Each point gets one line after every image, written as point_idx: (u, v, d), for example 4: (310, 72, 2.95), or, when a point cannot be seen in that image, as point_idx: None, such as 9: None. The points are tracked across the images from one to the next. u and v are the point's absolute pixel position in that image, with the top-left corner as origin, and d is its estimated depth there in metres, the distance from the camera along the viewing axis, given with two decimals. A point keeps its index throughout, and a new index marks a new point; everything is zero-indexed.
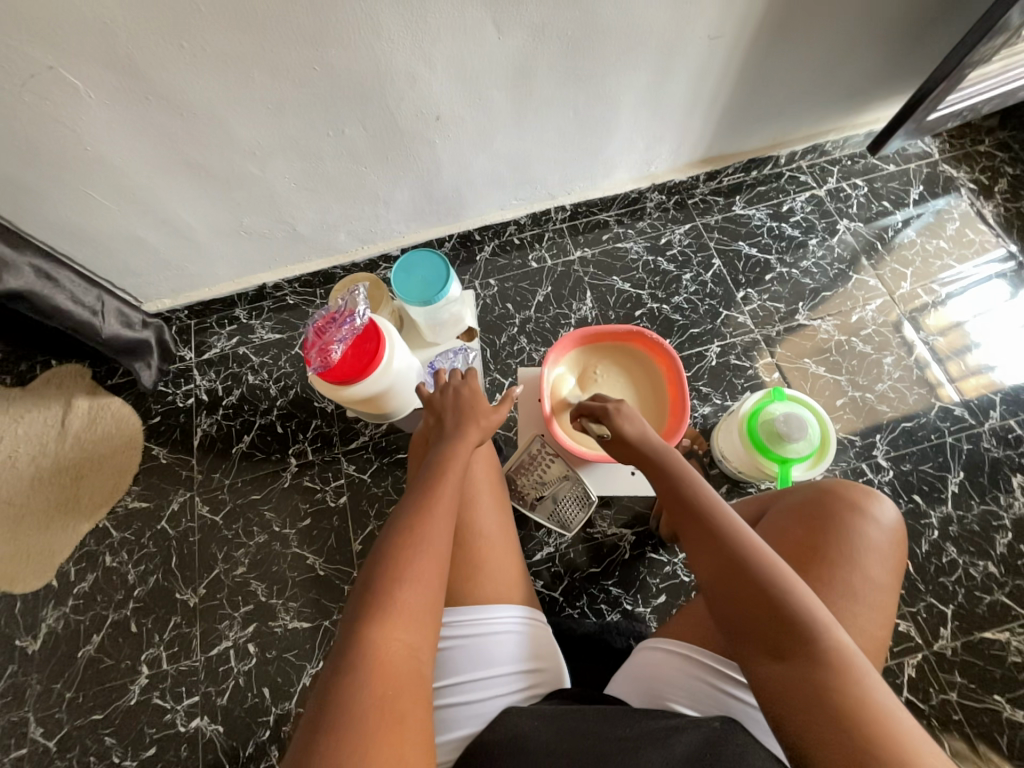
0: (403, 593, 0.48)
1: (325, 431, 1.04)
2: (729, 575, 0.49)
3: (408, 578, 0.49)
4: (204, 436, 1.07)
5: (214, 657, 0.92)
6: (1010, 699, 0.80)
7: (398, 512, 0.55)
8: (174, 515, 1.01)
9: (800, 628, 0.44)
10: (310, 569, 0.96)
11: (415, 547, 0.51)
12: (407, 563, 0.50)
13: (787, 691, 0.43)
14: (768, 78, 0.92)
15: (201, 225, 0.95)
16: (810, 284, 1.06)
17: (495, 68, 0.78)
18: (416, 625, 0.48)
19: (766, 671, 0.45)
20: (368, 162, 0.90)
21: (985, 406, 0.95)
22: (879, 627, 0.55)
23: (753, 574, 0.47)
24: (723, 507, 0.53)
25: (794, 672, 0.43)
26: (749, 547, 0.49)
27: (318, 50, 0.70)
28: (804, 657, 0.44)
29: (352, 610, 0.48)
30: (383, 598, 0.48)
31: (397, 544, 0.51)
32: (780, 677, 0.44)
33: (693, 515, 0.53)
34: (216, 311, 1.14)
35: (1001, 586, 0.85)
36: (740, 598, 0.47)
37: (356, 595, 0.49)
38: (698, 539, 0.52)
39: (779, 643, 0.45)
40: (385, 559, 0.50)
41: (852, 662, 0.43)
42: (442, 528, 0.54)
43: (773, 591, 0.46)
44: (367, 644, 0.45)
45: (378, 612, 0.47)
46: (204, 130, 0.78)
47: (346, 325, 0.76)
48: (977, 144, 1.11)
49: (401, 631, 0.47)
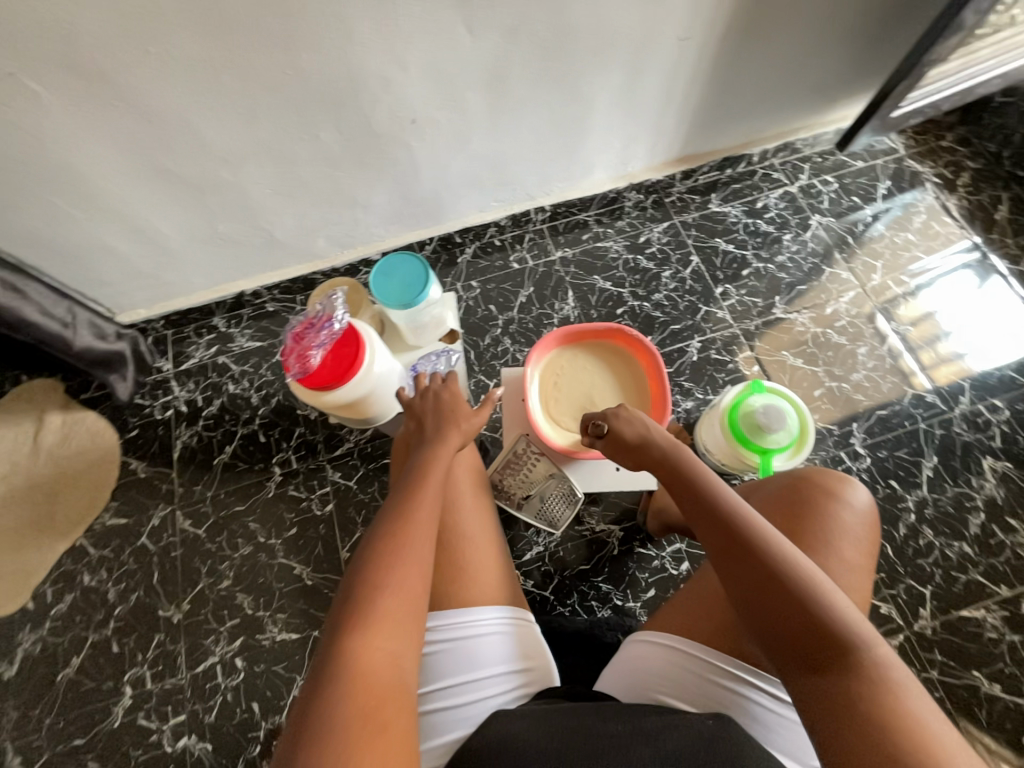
0: (386, 604, 0.48)
1: (309, 439, 1.03)
2: (766, 588, 0.47)
3: (391, 588, 0.49)
4: (184, 448, 1.05)
5: (200, 674, 0.90)
6: (988, 674, 0.82)
7: (378, 521, 0.54)
8: (154, 530, 0.99)
9: (839, 643, 0.44)
10: (297, 579, 0.94)
11: (396, 556, 0.51)
12: (389, 573, 0.50)
13: (827, 705, 0.43)
14: (738, 77, 0.94)
15: (175, 233, 0.94)
16: (786, 278, 1.09)
17: (469, 70, 0.79)
18: (398, 634, 0.47)
19: (804, 684, 0.45)
20: (344, 166, 0.89)
21: (956, 392, 0.98)
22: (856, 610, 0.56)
23: (790, 587, 0.47)
24: (753, 516, 0.51)
25: (833, 688, 0.43)
26: (784, 559, 0.48)
27: (289, 54, 0.70)
28: (843, 669, 0.44)
29: (332, 622, 0.47)
30: (364, 609, 0.47)
31: (378, 552, 0.51)
32: (819, 692, 0.44)
33: (723, 527, 0.52)
34: (193, 319, 1.12)
35: (976, 565, 0.88)
36: (781, 614, 0.46)
37: (337, 606, 0.48)
38: (728, 551, 0.50)
39: (820, 659, 0.44)
40: (367, 569, 0.50)
41: (888, 673, 0.43)
42: (425, 535, 0.53)
43: (808, 603, 0.46)
44: (349, 656, 0.44)
45: (360, 623, 0.46)
46: (174, 136, 0.77)
47: (324, 330, 0.75)
48: (940, 139, 1.15)
49: (383, 642, 0.46)
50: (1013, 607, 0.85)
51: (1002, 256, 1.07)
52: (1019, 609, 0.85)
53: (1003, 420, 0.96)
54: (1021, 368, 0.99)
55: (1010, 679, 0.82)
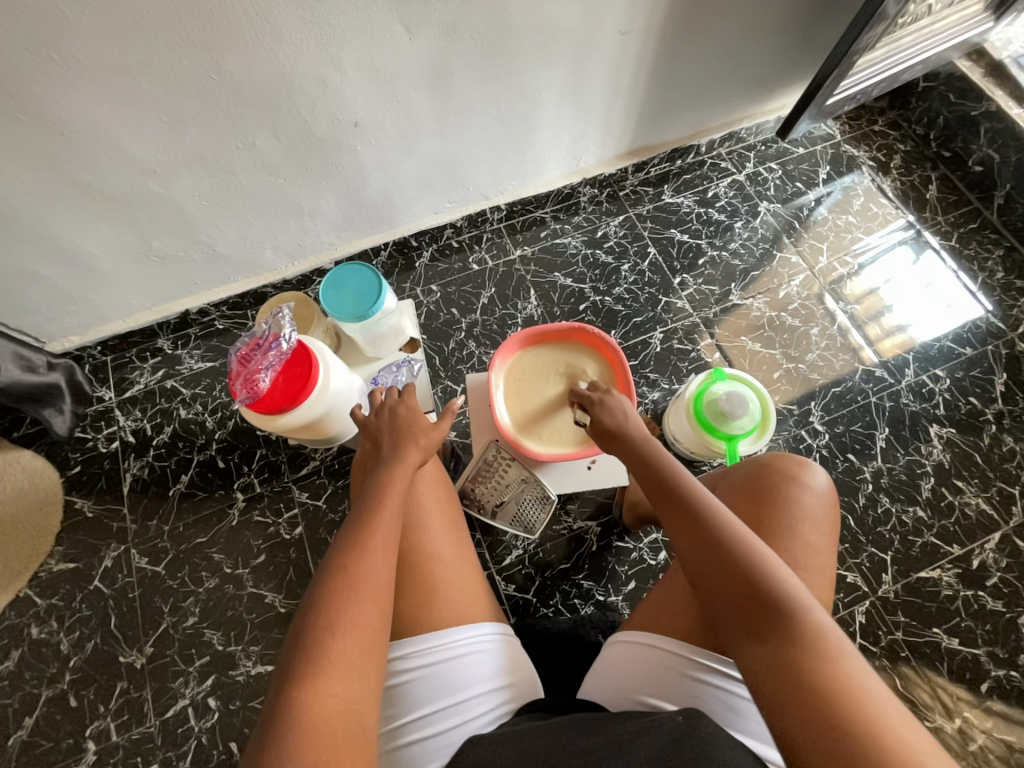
0: (338, 643, 0.47)
1: (272, 460, 0.98)
2: (715, 563, 0.50)
3: (343, 625, 0.48)
4: (134, 481, 0.98)
5: (171, 719, 0.85)
6: (947, 629, 0.87)
7: (331, 553, 0.53)
8: (108, 572, 0.93)
9: (780, 612, 0.46)
10: (269, 608, 0.90)
11: (348, 591, 0.49)
12: (341, 610, 0.48)
13: (767, 670, 0.44)
14: (679, 70, 0.95)
15: (105, 253, 0.87)
16: (740, 265, 1.12)
17: (409, 69, 0.76)
18: (353, 674, 0.46)
19: (752, 655, 0.46)
20: (286, 173, 0.85)
21: (901, 365, 1.03)
22: (822, 590, 0.58)
23: (736, 560, 0.49)
24: (706, 496, 0.54)
25: (778, 656, 0.44)
26: (734, 537, 0.50)
27: (214, 58, 0.65)
28: (781, 636, 0.45)
29: (283, 667, 0.46)
30: (314, 652, 0.46)
31: (330, 588, 0.49)
32: (760, 657, 0.45)
33: (682, 508, 0.54)
34: (135, 343, 1.05)
35: (930, 528, 0.93)
36: (728, 584, 0.49)
37: (287, 648, 0.47)
38: (683, 529, 0.53)
39: (764, 628, 0.46)
40: (318, 607, 0.48)
41: (829, 641, 0.44)
42: (380, 565, 0.52)
43: (752, 575, 0.48)
44: (298, 703, 0.43)
45: (310, 668, 0.45)
46: (92, 149, 0.71)
47: (272, 351, 0.71)
48: (872, 124, 1.20)
49: (335, 685, 0.45)
50: (965, 564, 0.91)
51: (935, 233, 1.13)
52: (971, 565, 0.91)
53: (945, 389, 1.01)
54: (958, 339, 1.05)
55: (966, 632, 0.87)
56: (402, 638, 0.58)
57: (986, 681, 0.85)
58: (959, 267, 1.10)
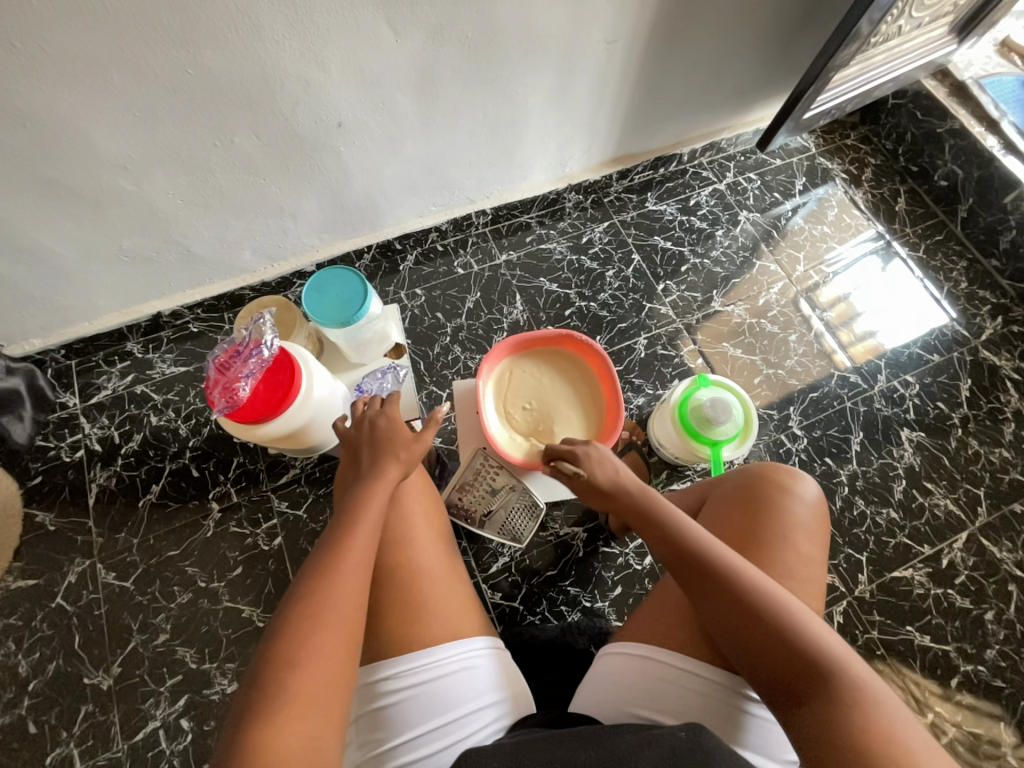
0: (300, 678, 0.45)
1: (249, 468, 0.95)
2: (748, 630, 0.50)
3: (307, 658, 0.46)
4: (101, 491, 0.94)
5: (140, 742, 0.80)
6: (919, 627, 0.90)
7: (300, 579, 0.51)
8: (71, 588, 0.88)
9: (814, 673, 0.47)
10: (247, 623, 0.87)
11: (313, 623, 0.48)
12: (305, 644, 0.47)
13: (816, 737, 0.45)
14: (664, 80, 0.96)
15: (71, 253, 0.83)
16: (721, 272, 1.14)
17: (395, 70, 0.75)
18: (313, 710, 0.45)
19: (794, 720, 0.47)
20: (265, 172, 0.82)
21: (874, 371, 1.07)
22: (814, 601, 0.59)
23: (766, 619, 0.49)
24: (718, 547, 0.54)
25: (817, 718, 0.46)
26: (760, 594, 0.51)
27: (190, 51, 0.63)
28: (823, 696, 0.46)
29: (242, 703, 0.45)
30: (274, 688, 0.45)
31: (294, 619, 0.48)
32: (808, 725, 0.46)
33: (699, 565, 0.54)
34: (102, 346, 1.00)
35: (903, 529, 0.96)
36: (761, 647, 0.49)
37: (248, 683, 0.46)
38: (702, 586, 0.53)
39: (801, 691, 0.47)
40: (282, 639, 0.47)
41: (867, 694, 0.46)
42: (351, 594, 0.50)
43: (785, 639, 0.48)
44: (253, 745, 0.42)
45: (268, 705, 0.44)
46: (57, 144, 0.67)
47: (253, 358, 0.69)
48: (845, 138, 1.24)
49: (294, 723, 0.44)
50: (935, 563, 0.94)
51: (903, 244, 1.17)
52: (940, 564, 0.94)
53: (915, 394, 1.05)
54: (926, 346, 1.09)
55: (937, 629, 0.90)
56: (387, 658, 0.57)
57: (956, 676, 0.88)
58: (926, 276, 1.15)
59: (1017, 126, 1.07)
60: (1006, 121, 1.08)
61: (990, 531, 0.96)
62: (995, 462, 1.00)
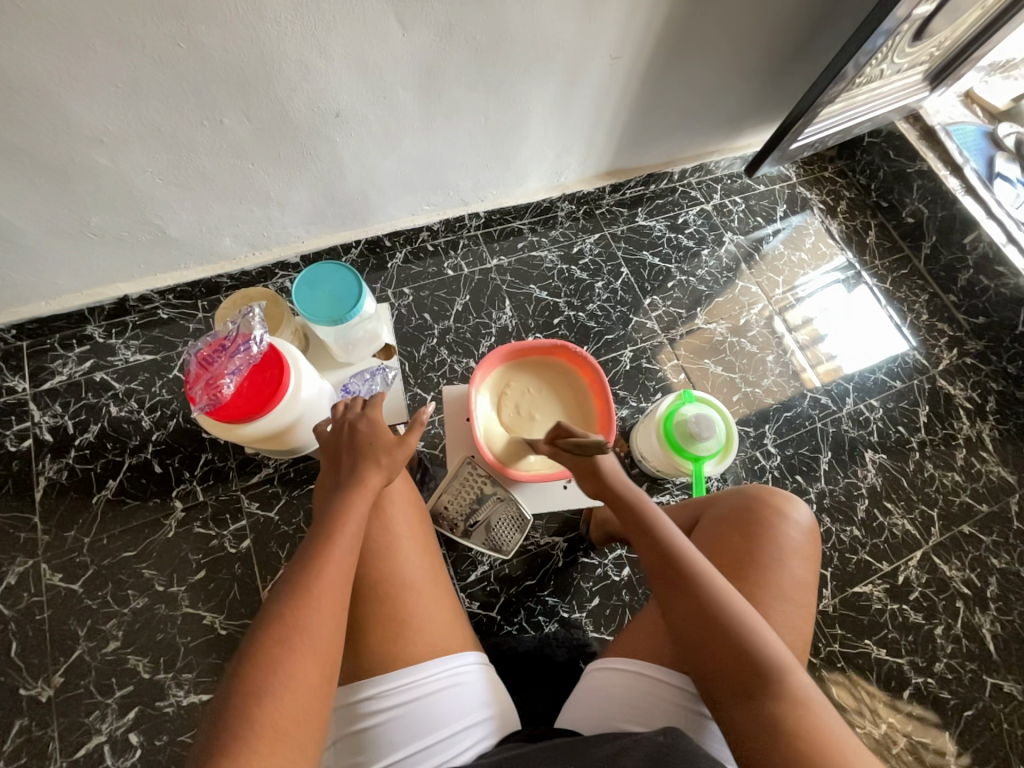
0: (268, 708, 0.43)
1: (218, 466, 0.90)
2: (700, 618, 0.51)
3: (277, 687, 0.44)
4: (49, 486, 0.87)
5: (81, 759, 0.74)
6: (876, 640, 0.95)
7: (272, 600, 0.48)
8: (10, 591, 0.81)
9: (762, 669, 0.48)
10: (208, 630, 0.82)
11: (284, 648, 0.45)
12: (274, 669, 0.44)
13: (754, 732, 0.46)
14: (662, 100, 0.98)
15: (31, 226, 0.77)
16: (704, 290, 1.17)
17: (399, 65, 0.73)
18: (283, 745, 0.42)
19: (738, 716, 0.47)
20: (255, 157, 0.79)
21: (842, 394, 1.12)
22: (805, 624, 0.62)
23: (723, 623, 0.50)
24: (694, 552, 0.56)
25: (761, 714, 0.46)
26: (721, 601, 0.52)
27: (183, 24, 0.59)
28: (768, 697, 0.47)
29: (207, 737, 0.42)
30: (241, 720, 0.42)
31: (264, 644, 0.45)
32: (746, 720, 0.47)
33: (673, 570, 0.55)
34: (58, 329, 0.93)
35: (864, 546, 1.01)
36: (711, 638, 0.50)
37: (214, 715, 0.43)
38: (673, 588, 0.54)
39: (747, 688, 0.48)
40: (250, 665, 0.44)
41: (809, 698, 0.47)
42: (324, 616, 0.48)
43: (736, 631, 0.50)
44: None
45: (233, 740, 0.41)
46: (28, 107, 0.62)
47: (239, 353, 0.66)
48: (824, 170, 1.31)
49: (264, 757, 0.41)
50: (892, 579, 0.99)
51: (871, 274, 1.24)
52: (897, 580, 0.99)
53: (878, 417, 1.11)
54: (890, 372, 1.15)
55: (892, 643, 0.95)
56: (370, 676, 0.55)
57: (907, 688, 0.93)
58: (890, 305, 1.21)
59: (978, 172, 1.15)
60: (969, 167, 1.15)
61: (941, 550, 1.02)
62: (948, 485, 1.07)
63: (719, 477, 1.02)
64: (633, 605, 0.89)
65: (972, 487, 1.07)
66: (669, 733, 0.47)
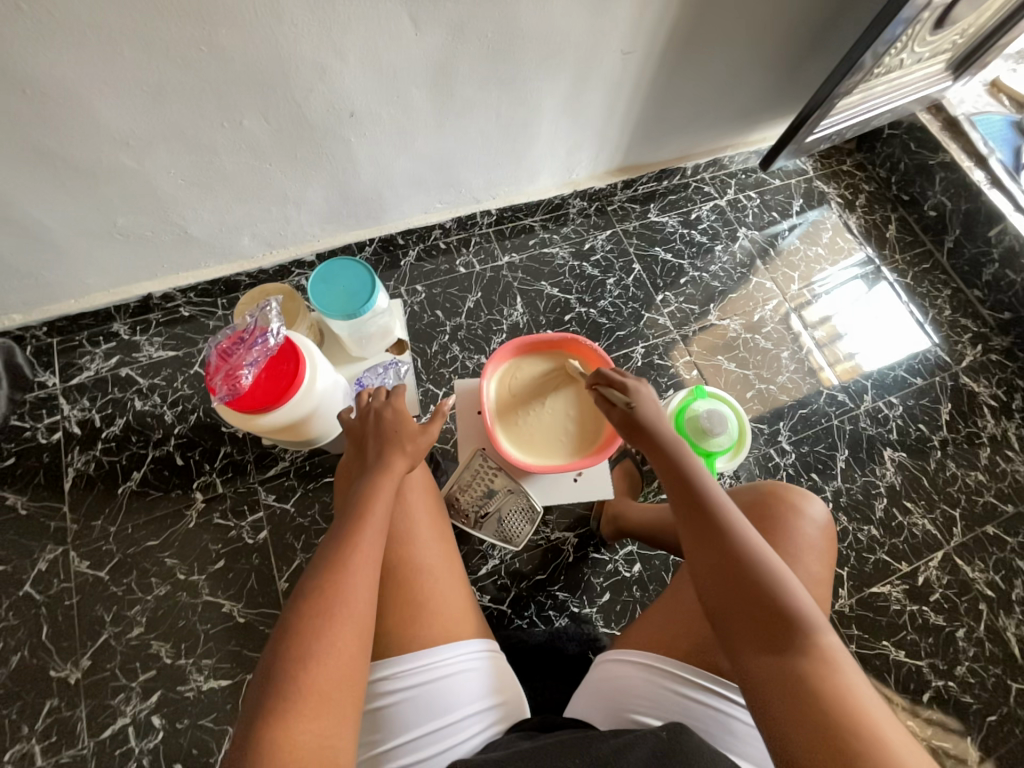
0: (312, 674, 0.45)
1: (237, 459, 0.92)
2: (724, 570, 0.51)
3: (319, 653, 0.45)
4: (78, 477, 0.90)
5: (107, 740, 0.77)
6: (895, 642, 0.93)
7: (309, 575, 0.50)
8: (40, 577, 0.84)
9: (784, 619, 0.48)
10: (227, 618, 0.84)
11: (325, 616, 0.47)
12: (316, 638, 0.46)
13: (773, 680, 0.45)
14: (674, 94, 0.98)
15: (61, 226, 0.80)
16: (718, 286, 1.16)
17: (413, 65, 0.74)
18: (327, 709, 0.44)
19: (758, 664, 0.47)
20: (272, 158, 0.81)
21: (860, 391, 1.10)
22: None
23: (750, 576, 0.50)
24: (728, 506, 0.55)
25: (784, 664, 0.46)
26: (749, 551, 0.51)
27: (206, 29, 0.61)
28: (793, 649, 0.46)
29: (254, 698, 0.44)
30: (286, 683, 0.44)
31: (304, 614, 0.47)
32: (770, 669, 0.46)
33: (705, 522, 0.54)
34: (86, 326, 0.97)
35: (882, 546, 0.99)
36: (734, 588, 0.50)
37: (260, 679, 0.45)
38: (700, 538, 0.54)
39: (771, 639, 0.47)
40: (292, 634, 0.46)
41: (832, 654, 0.46)
42: (361, 587, 0.50)
43: (764, 583, 0.49)
44: (269, 739, 0.41)
45: (282, 703, 0.43)
46: (58, 111, 0.65)
47: (257, 345, 0.68)
48: (842, 164, 1.28)
49: (309, 719, 0.43)
50: (911, 580, 0.97)
51: (891, 269, 1.21)
52: (917, 581, 0.97)
53: (898, 415, 1.08)
54: (910, 369, 1.12)
55: (911, 645, 0.93)
56: (388, 657, 0.56)
57: (927, 692, 0.90)
58: (911, 301, 1.18)
59: (1004, 163, 1.11)
60: (994, 157, 1.12)
61: (964, 551, 0.99)
62: (971, 484, 1.04)
63: (731, 474, 1.01)
64: (643, 601, 0.88)
65: (996, 487, 1.04)
66: (673, 728, 0.47)
